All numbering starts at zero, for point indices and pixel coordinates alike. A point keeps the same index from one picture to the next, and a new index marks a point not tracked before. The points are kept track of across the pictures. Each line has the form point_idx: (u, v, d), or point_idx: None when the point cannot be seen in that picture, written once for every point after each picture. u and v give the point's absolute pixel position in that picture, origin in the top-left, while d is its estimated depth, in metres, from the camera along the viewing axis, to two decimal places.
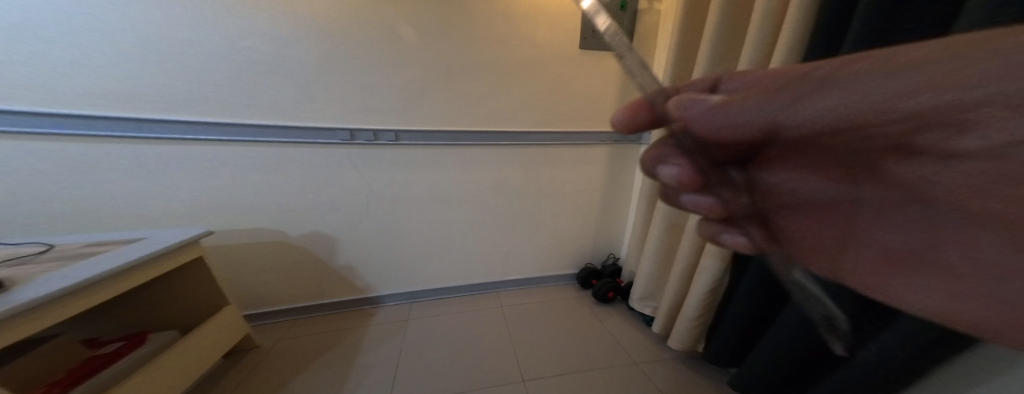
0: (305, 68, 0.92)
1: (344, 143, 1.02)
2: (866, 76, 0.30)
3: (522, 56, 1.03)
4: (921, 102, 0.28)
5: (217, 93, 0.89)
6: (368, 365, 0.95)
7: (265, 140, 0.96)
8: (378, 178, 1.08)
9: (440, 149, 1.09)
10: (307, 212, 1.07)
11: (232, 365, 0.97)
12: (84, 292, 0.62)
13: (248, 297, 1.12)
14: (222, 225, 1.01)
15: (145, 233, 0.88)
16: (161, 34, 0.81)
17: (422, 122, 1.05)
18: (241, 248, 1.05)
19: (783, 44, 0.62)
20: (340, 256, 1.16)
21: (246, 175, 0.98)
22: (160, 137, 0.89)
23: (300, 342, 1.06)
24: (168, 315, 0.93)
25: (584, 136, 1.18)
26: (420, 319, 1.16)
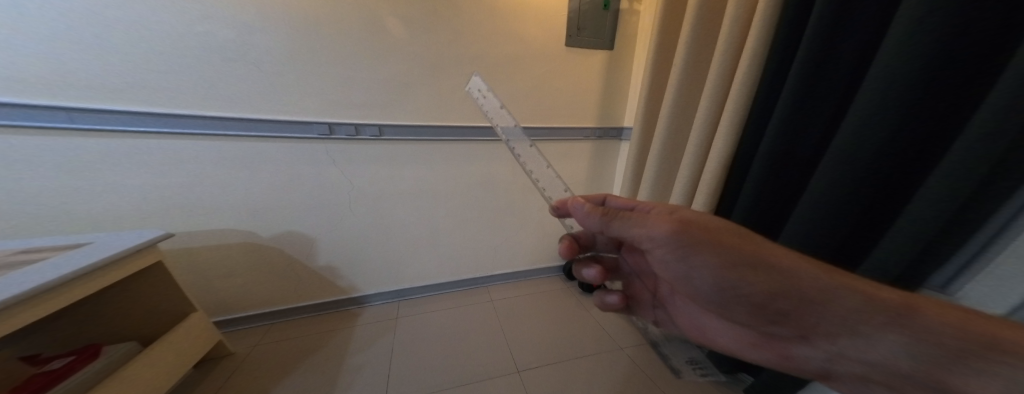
0: (274, 57, 0.85)
1: (323, 137, 0.97)
2: (648, 219, 0.47)
3: (507, 52, 1.03)
4: (674, 244, 0.45)
5: (175, 82, 0.81)
6: (357, 366, 0.93)
7: (231, 134, 0.89)
8: (360, 174, 1.04)
9: (425, 144, 1.07)
10: (284, 211, 1.01)
11: (205, 375, 0.91)
12: (20, 309, 0.55)
13: (217, 303, 1.05)
14: (182, 226, 0.93)
15: (87, 237, 0.79)
16: (97, 12, 0.72)
17: (407, 116, 1.02)
18: (204, 251, 0.97)
19: (751, 47, 0.61)
20: (320, 256, 1.11)
21: (211, 172, 0.91)
22: (99, 128, 0.79)
23: (281, 346, 1.01)
24: (129, 325, 0.85)
25: (568, 131, 1.20)
26: (409, 316, 1.15)
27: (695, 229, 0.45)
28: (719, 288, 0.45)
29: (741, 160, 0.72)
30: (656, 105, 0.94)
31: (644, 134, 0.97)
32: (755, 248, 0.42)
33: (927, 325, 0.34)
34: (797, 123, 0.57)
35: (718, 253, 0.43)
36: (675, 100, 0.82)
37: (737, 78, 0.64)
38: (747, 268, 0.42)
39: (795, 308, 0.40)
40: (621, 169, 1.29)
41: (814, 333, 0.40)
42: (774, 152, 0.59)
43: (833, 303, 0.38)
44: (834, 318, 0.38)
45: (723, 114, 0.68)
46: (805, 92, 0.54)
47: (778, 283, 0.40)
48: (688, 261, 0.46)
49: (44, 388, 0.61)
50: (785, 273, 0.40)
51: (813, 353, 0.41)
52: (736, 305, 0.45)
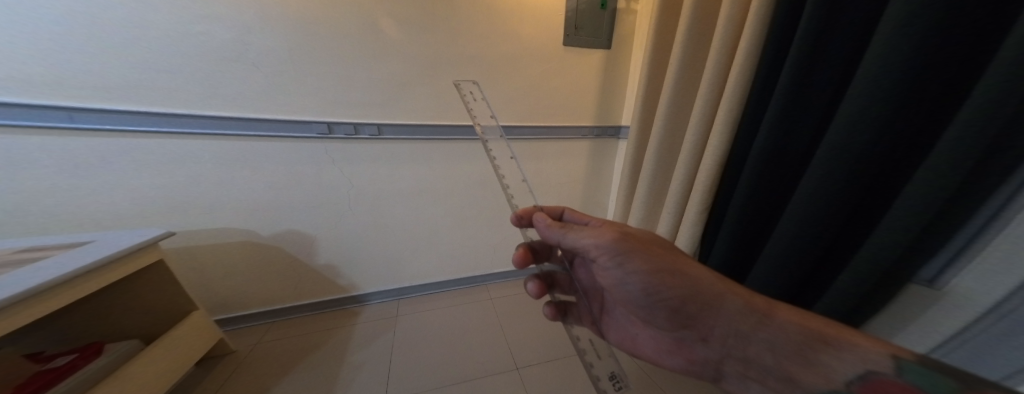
0: (273, 57, 0.86)
1: (321, 137, 0.97)
2: (597, 232, 0.52)
3: (505, 51, 1.03)
4: (616, 256, 0.51)
5: (174, 82, 0.81)
6: (358, 363, 0.94)
7: (230, 133, 0.89)
8: (359, 174, 1.05)
9: (424, 143, 1.07)
10: (283, 210, 1.02)
11: (206, 372, 0.92)
12: (24, 306, 0.55)
13: (218, 301, 1.05)
14: (182, 225, 0.94)
15: (90, 236, 0.79)
16: (97, 12, 0.72)
17: (406, 116, 1.02)
18: (205, 250, 0.98)
19: (745, 46, 0.61)
20: (319, 255, 1.11)
21: (210, 171, 0.91)
22: (99, 127, 0.79)
23: (282, 344, 1.02)
24: (131, 323, 0.86)
25: (566, 130, 1.20)
26: (408, 314, 1.16)
27: (635, 243, 0.52)
28: (649, 297, 0.51)
29: (736, 158, 0.72)
30: (652, 105, 0.95)
31: (640, 133, 0.97)
32: (675, 259, 0.50)
33: (782, 325, 0.43)
34: (790, 119, 0.57)
35: (647, 262, 0.50)
36: (671, 100, 0.83)
37: (731, 78, 0.64)
38: (667, 276, 0.49)
39: (699, 311, 0.48)
40: (618, 168, 1.29)
41: (712, 334, 0.48)
42: (766, 149, 0.59)
43: (726, 306, 0.46)
44: (726, 319, 0.46)
45: (718, 114, 0.68)
46: (797, 90, 0.54)
47: (688, 288, 0.48)
48: (625, 270, 0.52)
49: (46, 386, 0.62)
50: (693, 279, 0.48)
51: (711, 353, 0.50)
52: (658, 311, 0.52)
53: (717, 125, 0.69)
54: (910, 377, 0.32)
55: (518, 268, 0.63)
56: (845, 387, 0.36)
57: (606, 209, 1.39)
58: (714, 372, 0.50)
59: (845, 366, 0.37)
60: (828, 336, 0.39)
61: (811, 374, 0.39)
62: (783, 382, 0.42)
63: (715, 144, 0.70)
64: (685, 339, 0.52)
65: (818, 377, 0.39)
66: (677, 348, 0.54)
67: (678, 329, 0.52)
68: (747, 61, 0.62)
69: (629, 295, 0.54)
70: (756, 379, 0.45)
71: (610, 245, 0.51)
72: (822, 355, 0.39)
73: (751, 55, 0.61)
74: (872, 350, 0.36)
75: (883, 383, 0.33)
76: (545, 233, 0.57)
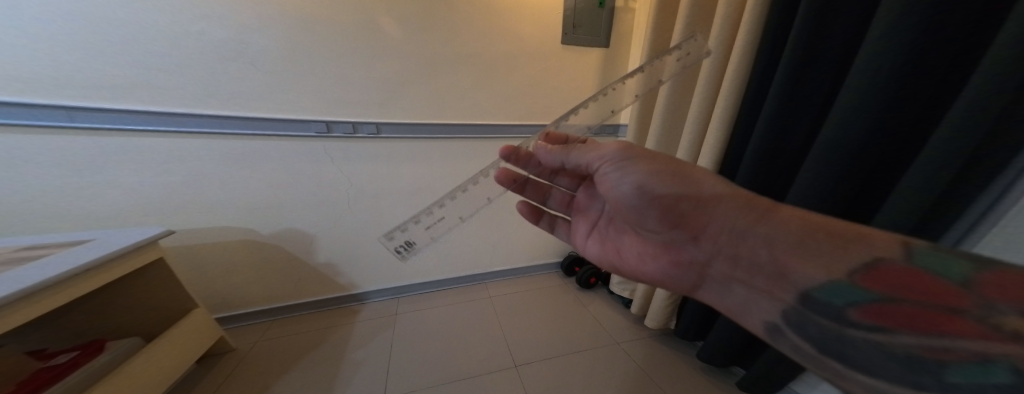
0: (271, 57, 0.86)
1: (321, 135, 0.97)
2: (601, 147, 0.54)
3: (504, 50, 1.03)
4: (616, 166, 0.52)
5: (173, 81, 0.81)
6: (358, 360, 0.95)
7: (229, 132, 0.89)
8: (358, 173, 1.05)
9: (422, 142, 1.07)
10: (283, 209, 1.02)
11: (207, 370, 0.92)
12: (28, 303, 0.56)
13: (219, 300, 1.06)
14: (182, 224, 0.94)
15: (91, 234, 0.80)
16: (94, 11, 0.72)
17: (405, 115, 1.02)
18: (206, 249, 0.99)
19: (739, 48, 0.66)
20: (319, 254, 1.12)
21: (210, 169, 0.91)
22: (100, 127, 0.80)
23: (281, 342, 1.02)
24: (132, 321, 0.87)
25: None
26: (408, 313, 1.16)
27: (639, 152, 0.51)
28: (643, 201, 0.50)
29: (733, 153, 0.77)
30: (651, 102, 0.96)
31: (639, 131, 0.98)
32: (681, 166, 0.48)
33: (784, 221, 0.39)
34: (790, 117, 0.62)
35: (648, 167, 0.49)
36: (669, 97, 0.84)
37: (727, 80, 0.70)
38: (668, 175, 0.48)
39: (693, 208, 0.46)
40: None
41: (704, 232, 0.45)
42: (766, 144, 0.65)
43: (722, 205, 0.44)
44: (720, 216, 0.44)
45: (714, 113, 0.74)
46: (791, 93, 0.60)
47: (687, 187, 0.47)
48: (619, 176, 0.52)
49: (47, 383, 0.62)
50: (695, 182, 0.46)
51: (699, 252, 0.47)
52: (650, 213, 0.50)
53: (714, 123, 0.75)
54: (919, 261, 0.30)
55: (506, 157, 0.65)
56: (846, 275, 0.33)
57: None
58: (698, 276, 0.48)
59: (849, 255, 0.34)
60: (834, 229, 0.36)
61: (806, 265, 0.36)
62: (772, 277, 0.39)
63: (712, 139, 0.76)
64: (674, 241, 0.49)
65: (814, 267, 0.36)
66: (660, 255, 0.52)
67: (668, 231, 0.49)
68: (742, 62, 0.67)
69: (621, 199, 0.52)
70: (744, 273, 0.42)
71: (612, 156, 0.53)
72: (825, 247, 0.36)
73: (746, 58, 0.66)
74: (880, 238, 0.33)
75: (891, 268, 0.31)
76: (547, 155, 0.60)
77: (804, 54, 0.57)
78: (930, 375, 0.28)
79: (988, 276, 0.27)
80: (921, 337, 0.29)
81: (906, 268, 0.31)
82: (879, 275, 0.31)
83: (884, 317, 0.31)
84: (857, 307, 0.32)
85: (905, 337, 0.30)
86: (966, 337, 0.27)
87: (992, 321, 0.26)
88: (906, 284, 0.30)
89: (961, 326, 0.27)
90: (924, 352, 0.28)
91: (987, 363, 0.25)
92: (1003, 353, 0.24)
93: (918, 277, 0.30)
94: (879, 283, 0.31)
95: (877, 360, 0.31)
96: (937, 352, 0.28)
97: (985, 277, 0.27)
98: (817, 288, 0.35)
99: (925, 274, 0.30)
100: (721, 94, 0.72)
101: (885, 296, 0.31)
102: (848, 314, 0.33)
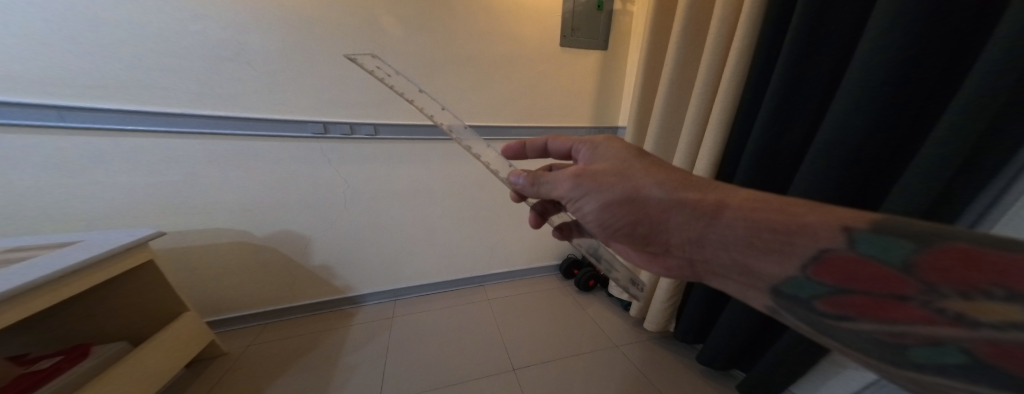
0: (270, 57, 0.85)
1: (317, 136, 0.96)
2: (552, 183, 0.49)
3: (503, 51, 1.04)
4: (573, 200, 0.48)
5: (168, 81, 0.80)
6: (353, 364, 0.93)
7: (225, 132, 0.88)
8: (355, 174, 1.04)
9: (421, 143, 1.07)
10: (279, 209, 1.01)
11: (197, 373, 0.90)
12: (18, 302, 0.55)
13: (210, 303, 1.04)
14: (173, 225, 0.92)
15: (79, 236, 0.78)
16: (89, 9, 0.71)
17: (403, 116, 1.02)
18: (198, 251, 0.97)
19: (738, 47, 0.66)
20: (315, 255, 1.10)
21: (205, 170, 0.90)
22: (92, 127, 0.78)
23: (273, 346, 1.00)
24: (122, 325, 0.85)
25: (564, 130, 1.20)
26: (404, 316, 1.14)
27: (587, 182, 0.45)
28: (610, 229, 0.47)
29: (730, 156, 0.79)
30: (649, 104, 0.97)
31: (637, 132, 0.99)
32: (626, 183, 0.42)
33: (730, 224, 0.35)
34: (790, 111, 0.63)
35: (600, 197, 0.45)
36: (667, 99, 0.85)
37: (724, 83, 0.70)
38: (619, 203, 0.43)
39: (652, 231, 0.43)
40: None
41: (670, 249, 0.43)
42: (767, 139, 0.66)
43: (673, 220, 0.39)
44: (675, 229, 0.40)
45: (713, 113, 0.74)
46: (791, 86, 0.60)
47: (640, 212, 0.42)
48: (582, 207, 0.48)
49: (32, 387, 0.61)
50: (643, 201, 0.41)
51: (677, 263, 0.45)
52: (619, 237, 0.48)
53: (712, 124, 0.75)
54: (863, 248, 0.27)
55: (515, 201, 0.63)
56: (800, 271, 0.31)
57: None
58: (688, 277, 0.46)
59: (796, 251, 0.30)
60: (776, 224, 0.32)
61: (765, 261, 0.33)
62: (744, 277, 0.35)
63: (710, 142, 0.76)
64: (654, 254, 0.47)
65: (772, 264, 0.32)
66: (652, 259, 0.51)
67: (642, 248, 0.47)
68: (740, 61, 0.67)
69: (592, 228, 0.50)
70: (719, 281, 0.40)
71: (565, 192, 0.48)
72: (771, 245, 0.32)
73: (743, 61, 0.67)
74: (819, 227, 0.29)
75: (839, 261, 0.28)
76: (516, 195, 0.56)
77: (805, 46, 0.57)
78: (898, 357, 0.27)
79: (925, 258, 0.24)
80: (881, 324, 0.27)
81: (850, 257, 0.28)
82: (831, 268, 0.29)
83: (844, 307, 0.30)
84: (823, 300, 0.30)
85: (865, 326, 0.28)
86: (916, 324, 0.25)
87: (935, 305, 0.24)
88: (855, 273, 0.28)
89: (907, 313, 0.26)
90: (887, 337, 0.27)
91: (942, 345, 0.25)
92: (952, 336, 0.24)
93: (864, 266, 0.27)
94: (833, 276, 0.29)
95: (855, 342, 0.30)
96: (896, 337, 0.27)
97: (926, 259, 0.24)
98: (783, 283, 0.32)
99: (871, 263, 0.27)
100: (719, 93, 0.72)
101: (839, 289, 0.29)
102: (816, 306, 0.31)
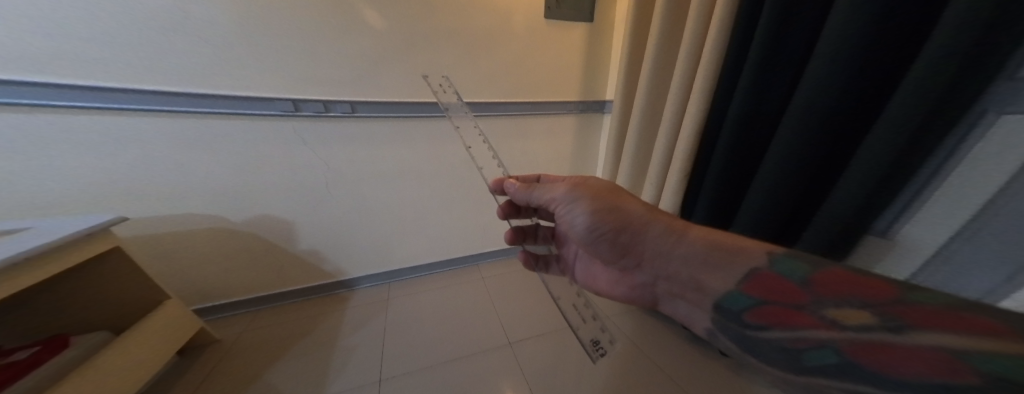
0: (224, 27, 0.75)
1: (287, 115, 0.88)
2: (554, 189, 0.54)
3: (487, 22, 0.96)
4: (570, 208, 0.53)
5: (101, 51, 0.70)
6: (351, 346, 0.95)
7: (180, 110, 0.79)
8: (335, 156, 0.98)
9: (403, 121, 1.01)
10: (256, 195, 0.95)
11: (191, 361, 0.90)
12: None
13: (193, 292, 1.00)
14: (137, 211, 0.85)
15: (27, 222, 0.71)
16: None
17: (381, 93, 0.95)
18: (175, 238, 0.92)
19: (718, 21, 0.62)
20: (300, 241, 1.07)
21: (166, 151, 0.82)
22: (14, 101, 0.67)
23: (267, 332, 1.01)
24: (101, 315, 0.83)
25: (552, 106, 1.16)
26: (399, 297, 1.16)
27: (585, 191, 0.52)
28: (597, 239, 0.53)
29: (706, 148, 0.75)
30: (634, 81, 0.94)
31: (623, 110, 0.97)
32: (616, 198, 0.51)
33: (693, 241, 0.44)
34: (761, 96, 0.60)
35: (594, 203, 0.51)
36: (649, 84, 0.84)
37: (699, 79, 0.67)
38: (610, 212, 0.50)
39: (632, 241, 0.50)
40: (604, 143, 1.28)
41: (645, 260, 0.50)
42: (739, 127, 0.63)
43: (650, 232, 0.48)
44: (653, 241, 0.48)
45: (693, 97, 0.70)
46: (765, 68, 0.57)
47: (624, 222, 0.50)
48: (575, 213, 0.52)
49: (16, 375, 0.60)
50: (630, 213, 0.49)
51: (646, 277, 0.52)
52: (602, 245, 0.53)
53: (691, 110, 0.70)
54: (777, 267, 0.36)
55: (499, 217, 0.67)
56: (736, 287, 0.39)
57: None
58: (652, 293, 0.53)
59: (737, 267, 0.40)
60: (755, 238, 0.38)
61: (713, 278, 0.42)
62: (695, 292, 0.44)
63: (685, 137, 0.72)
64: (628, 267, 0.54)
65: (718, 280, 0.41)
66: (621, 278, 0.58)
67: (620, 259, 0.54)
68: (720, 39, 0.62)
69: (579, 238, 0.55)
70: (679, 294, 0.47)
71: (566, 198, 0.53)
72: (718, 262, 0.42)
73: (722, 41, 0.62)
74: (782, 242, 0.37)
75: (763, 277, 0.37)
76: (515, 196, 0.58)
77: (779, 25, 0.54)
78: (797, 363, 0.32)
79: (817, 277, 0.33)
80: (787, 332, 0.34)
81: (770, 275, 0.36)
82: (756, 284, 0.37)
83: (765, 317, 0.36)
84: (749, 313, 0.38)
85: (778, 333, 0.35)
86: (809, 330, 0.32)
87: (819, 314, 0.32)
88: (771, 289, 0.36)
89: (804, 320, 0.33)
90: (789, 343, 0.33)
91: (822, 348, 0.30)
92: (830, 338, 0.30)
93: (778, 282, 0.36)
94: (757, 290, 0.37)
95: (771, 351, 0.35)
96: (796, 342, 0.33)
97: (816, 276, 0.33)
98: (722, 298, 0.40)
99: (783, 280, 0.35)
100: (697, 83, 0.68)
101: (763, 300, 0.36)
102: (746, 317, 0.38)
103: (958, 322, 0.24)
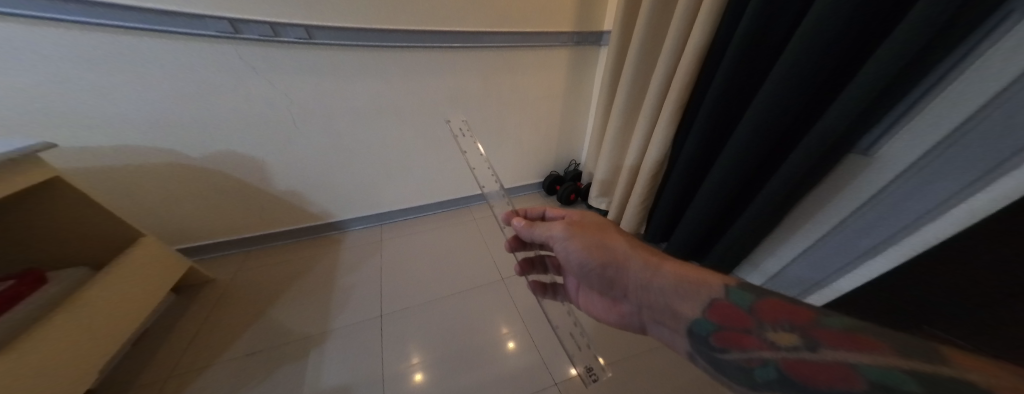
0: None
1: (226, 37, 0.74)
2: (552, 229, 0.57)
3: None
4: (565, 247, 0.55)
5: None
6: (349, 286, 1.02)
7: (81, 20, 0.64)
8: (299, 88, 0.86)
9: (373, 51, 0.87)
10: (217, 132, 0.86)
11: (190, 299, 0.95)
12: None
13: (173, 232, 0.99)
14: (71, 141, 0.75)
15: None
16: None
17: (341, 16, 0.79)
18: (135, 175, 0.84)
19: None
20: (278, 182, 1.02)
21: (83, 77, 0.69)
22: None
23: (264, 272, 1.05)
24: (76, 251, 0.81)
25: (543, 37, 1.02)
26: (392, 238, 1.21)
27: (578, 230, 0.55)
28: (588, 272, 0.54)
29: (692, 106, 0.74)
30: (632, 14, 0.84)
31: (618, 50, 0.90)
32: (604, 236, 0.54)
33: (666, 273, 0.45)
34: (749, 57, 0.57)
35: (582, 239, 0.54)
36: (647, 25, 0.75)
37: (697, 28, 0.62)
38: (595, 247, 0.53)
39: (616, 272, 0.51)
40: (599, 83, 1.20)
41: (629, 291, 0.49)
42: (723, 91, 0.61)
43: (631, 266, 0.49)
44: (634, 273, 0.49)
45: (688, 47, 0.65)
46: (759, 27, 0.53)
47: (609, 257, 0.52)
48: (567, 249, 0.55)
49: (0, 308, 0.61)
50: (613, 248, 0.52)
51: (632, 307, 0.50)
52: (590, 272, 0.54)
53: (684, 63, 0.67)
54: (732, 296, 0.38)
55: (506, 250, 0.68)
56: (699, 311, 0.39)
57: (586, 125, 1.33)
58: (640, 322, 0.50)
59: (703, 293, 0.40)
60: None
61: (684, 303, 0.41)
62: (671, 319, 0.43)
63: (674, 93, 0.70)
64: (615, 295, 0.53)
65: (687, 305, 0.41)
66: (610, 305, 0.55)
67: (607, 287, 0.53)
68: None
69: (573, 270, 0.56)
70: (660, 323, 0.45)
71: (561, 239, 0.56)
72: (686, 290, 0.42)
73: None
74: None
75: (722, 305, 0.38)
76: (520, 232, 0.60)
77: None
78: (751, 380, 0.32)
79: (763, 306, 0.35)
80: (740, 353, 0.34)
81: (725, 303, 0.38)
82: (716, 310, 0.38)
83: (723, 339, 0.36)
84: (710, 333, 0.37)
85: (734, 355, 0.35)
86: (758, 350, 0.33)
87: (766, 336, 0.33)
88: (727, 315, 0.37)
89: (753, 342, 0.34)
90: (744, 363, 0.33)
91: (766, 365, 0.32)
92: (774, 358, 0.31)
93: (733, 309, 0.37)
94: (717, 316, 0.37)
95: (728, 368, 0.35)
96: (749, 361, 0.33)
97: (761, 305, 0.36)
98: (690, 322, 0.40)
99: (736, 307, 0.36)
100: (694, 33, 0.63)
101: (721, 326, 0.36)
102: (709, 340, 0.37)
103: (859, 342, 0.28)
